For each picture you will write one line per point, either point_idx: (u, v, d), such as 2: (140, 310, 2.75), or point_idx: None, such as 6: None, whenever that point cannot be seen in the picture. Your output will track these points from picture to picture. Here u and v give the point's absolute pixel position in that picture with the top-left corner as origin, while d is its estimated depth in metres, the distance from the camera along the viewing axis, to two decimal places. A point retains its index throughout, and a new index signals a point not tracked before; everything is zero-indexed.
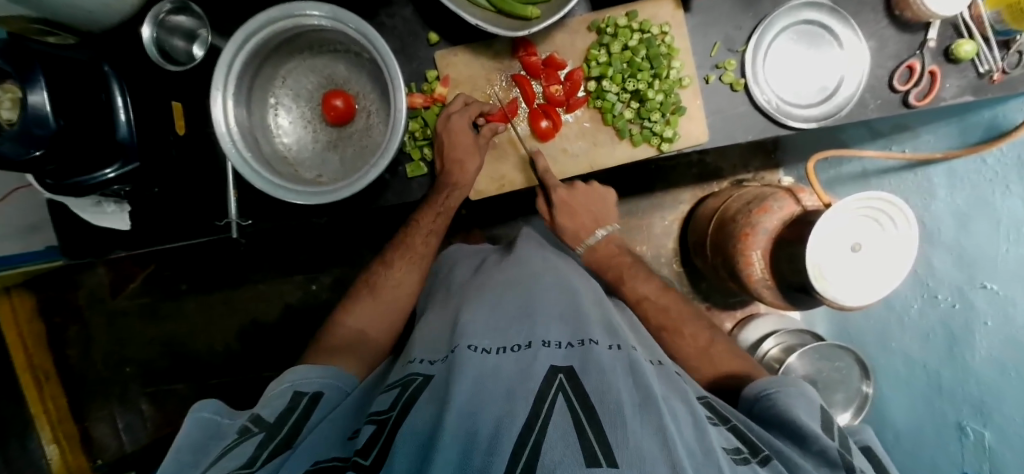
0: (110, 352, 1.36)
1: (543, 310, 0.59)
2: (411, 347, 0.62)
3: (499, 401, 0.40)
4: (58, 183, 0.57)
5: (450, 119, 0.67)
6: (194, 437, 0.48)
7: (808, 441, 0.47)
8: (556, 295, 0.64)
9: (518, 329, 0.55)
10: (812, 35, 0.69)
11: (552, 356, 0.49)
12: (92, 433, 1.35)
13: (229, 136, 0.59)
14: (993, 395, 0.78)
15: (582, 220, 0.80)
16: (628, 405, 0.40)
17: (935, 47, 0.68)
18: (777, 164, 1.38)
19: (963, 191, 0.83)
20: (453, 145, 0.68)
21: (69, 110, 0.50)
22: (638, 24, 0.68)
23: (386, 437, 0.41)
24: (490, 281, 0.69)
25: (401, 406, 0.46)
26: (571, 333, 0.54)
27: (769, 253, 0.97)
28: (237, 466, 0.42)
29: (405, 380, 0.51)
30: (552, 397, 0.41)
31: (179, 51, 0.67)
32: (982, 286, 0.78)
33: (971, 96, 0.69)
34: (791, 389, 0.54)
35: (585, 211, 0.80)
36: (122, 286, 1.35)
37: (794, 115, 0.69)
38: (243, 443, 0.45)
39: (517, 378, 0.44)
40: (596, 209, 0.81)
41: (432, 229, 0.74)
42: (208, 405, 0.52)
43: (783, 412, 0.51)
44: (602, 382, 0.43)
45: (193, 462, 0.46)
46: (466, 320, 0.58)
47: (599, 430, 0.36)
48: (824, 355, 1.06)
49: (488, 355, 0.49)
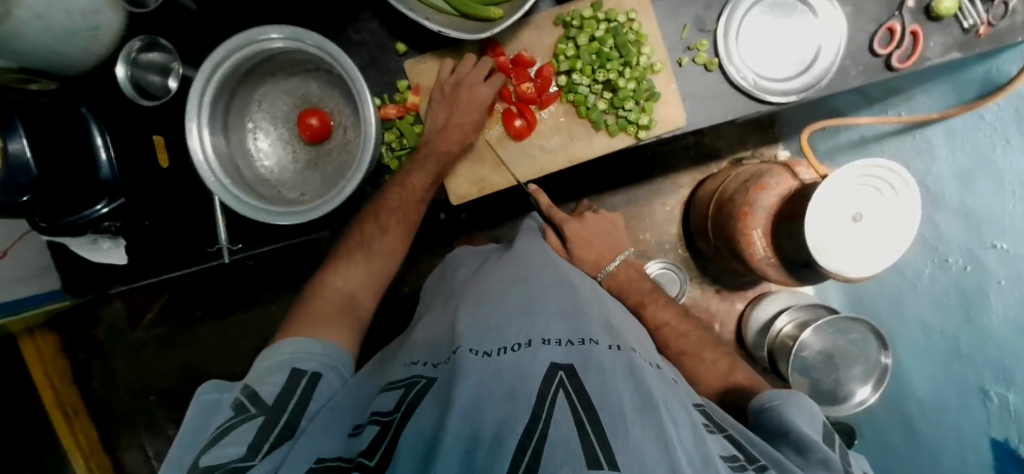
0: (133, 382, 1.40)
1: (542, 307, 0.59)
2: (410, 347, 0.63)
3: (499, 404, 0.40)
4: (52, 225, 0.59)
5: (470, 75, 0.68)
6: (198, 420, 0.51)
7: (810, 450, 0.45)
8: (556, 292, 0.63)
9: (517, 328, 0.54)
10: (784, 7, 0.68)
11: (552, 353, 0.48)
12: (124, 462, 1.39)
13: (208, 165, 0.60)
14: (1013, 357, 0.75)
15: (597, 249, 0.85)
16: (630, 407, 0.40)
17: (915, 6, 0.66)
18: (776, 139, 1.35)
19: (963, 150, 0.80)
20: (467, 103, 0.68)
21: (50, 156, 0.52)
22: (604, 13, 0.67)
23: (391, 437, 0.42)
24: (486, 281, 0.68)
25: (405, 407, 0.45)
26: (571, 331, 0.54)
27: (770, 231, 0.95)
28: (238, 456, 0.43)
29: (409, 381, 0.51)
30: (553, 394, 0.41)
31: (156, 86, 0.69)
32: (992, 247, 0.76)
33: (958, 53, 0.66)
34: (793, 403, 0.53)
35: (598, 240, 0.86)
36: (138, 318, 1.39)
37: (774, 90, 0.68)
38: (243, 427, 0.46)
39: (517, 380, 0.44)
40: (608, 238, 0.87)
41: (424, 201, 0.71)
42: (212, 386, 0.55)
43: (783, 422, 0.50)
44: (603, 384, 0.43)
45: (195, 441, 0.48)
46: (461, 322, 0.58)
47: (599, 430, 0.36)
48: (837, 328, 1.04)
49: (489, 358, 0.48)
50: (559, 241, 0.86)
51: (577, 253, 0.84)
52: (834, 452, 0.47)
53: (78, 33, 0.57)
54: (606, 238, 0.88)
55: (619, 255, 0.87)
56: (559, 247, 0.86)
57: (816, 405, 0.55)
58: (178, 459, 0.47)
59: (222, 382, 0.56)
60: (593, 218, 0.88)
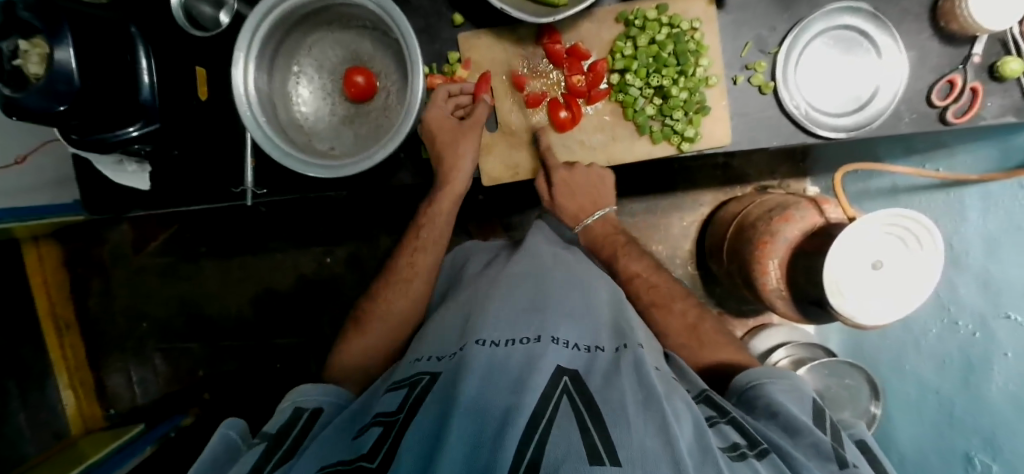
0: (129, 307, 1.40)
1: (558, 307, 0.58)
2: (422, 341, 0.62)
3: (503, 395, 0.40)
4: (83, 139, 0.59)
5: (427, 112, 0.67)
6: (217, 453, 0.49)
7: (801, 433, 0.45)
8: (569, 291, 0.62)
9: (526, 323, 0.54)
10: (850, 41, 0.66)
11: (559, 354, 0.48)
12: (106, 383, 1.40)
13: (247, 100, 0.60)
14: (1005, 429, 0.76)
15: (579, 202, 0.74)
16: (632, 405, 0.40)
17: (980, 63, 0.65)
18: (805, 173, 1.34)
19: (996, 216, 0.79)
20: (435, 135, 0.66)
21: (96, 70, 0.51)
22: (668, 18, 0.66)
23: (393, 438, 0.42)
24: (501, 275, 0.68)
25: (408, 409, 0.45)
26: (582, 335, 0.54)
27: (786, 263, 0.94)
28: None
29: (412, 380, 0.51)
30: (558, 397, 0.41)
31: (206, 17, 0.67)
32: (1005, 317, 0.75)
33: (1013, 117, 0.65)
34: (783, 381, 0.53)
35: (584, 192, 0.73)
36: (144, 244, 1.39)
37: (823, 124, 0.67)
38: (248, 457, 0.46)
39: (524, 371, 0.44)
40: (597, 190, 0.74)
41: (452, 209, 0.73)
42: (233, 424, 0.53)
43: (772, 403, 0.49)
44: (608, 385, 0.43)
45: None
46: (477, 314, 0.57)
47: (602, 428, 0.36)
48: (833, 370, 1.04)
49: (498, 348, 0.48)
50: (545, 185, 0.73)
51: (559, 202, 0.73)
52: (824, 432, 0.47)
53: None
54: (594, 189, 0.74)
55: (601, 209, 0.76)
56: (543, 191, 0.74)
57: (808, 385, 0.55)
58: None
59: (239, 421, 0.55)
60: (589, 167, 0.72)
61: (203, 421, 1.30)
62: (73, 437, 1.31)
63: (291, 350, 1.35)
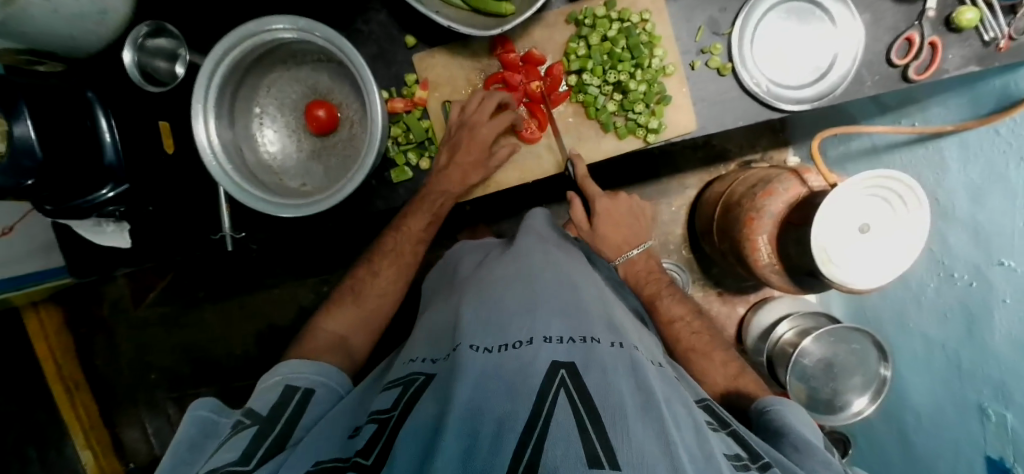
0: (135, 360, 1.42)
1: (547, 302, 0.56)
2: (413, 343, 0.62)
3: (500, 402, 0.38)
4: (58, 208, 0.59)
5: (478, 127, 0.67)
6: (194, 437, 0.49)
7: (811, 452, 0.47)
8: (558, 289, 0.60)
9: (516, 327, 0.51)
10: (802, 12, 0.66)
11: (553, 351, 0.46)
12: (122, 438, 1.41)
13: (212, 152, 0.60)
14: (1015, 378, 0.75)
15: (623, 233, 0.80)
16: (632, 406, 0.39)
17: (936, 17, 0.64)
18: (786, 143, 1.33)
19: (975, 165, 0.79)
20: (465, 150, 0.68)
21: (57, 141, 0.52)
22: (617, 13, 0.66)
23: (388, 435, 0.42)
24: (489, 277, 0.65)
25: (403, 405, 0.45)
26: (571, 328, 0.51)
27: (775, 237, 0.95)
28: (233, 460, 0.43)
29: (408, 379, 0.50)
30: (554, 392, 0.39)
31: (163, 72, 0.67)
32: (999, 264, 0.75)
33: (976, 66, 0.64)
34: (793, 409, 0.55)
35: (625, 223, 0.81)
36: (142, 296, 1.40)
37: (786, 97, 0.67)
38: (238, 437, 0.47)
39: (517, 375, 0.42)
40: (634, 229, 0.81)
41: (420, 237, 0.75)
42: (205, 403, 0.53)
43: (784, 425, 0.52)
44: (606, 383, 0.41)
45: (192, 460, 0.46)
46: (461, 318, 0.56)
47: (601, 429, 0.35)
48: (840, 337, 1.03)
49: (491, 355, 0.46)
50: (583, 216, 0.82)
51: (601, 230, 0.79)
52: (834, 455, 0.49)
53: (88, 16, 0.56)
54: (630, 225, 0.81)
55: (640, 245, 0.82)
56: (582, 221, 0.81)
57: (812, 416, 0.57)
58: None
59: (215, 400, 0.54)
60: (626, 199, 0.82)
61: None
62: None
63: None
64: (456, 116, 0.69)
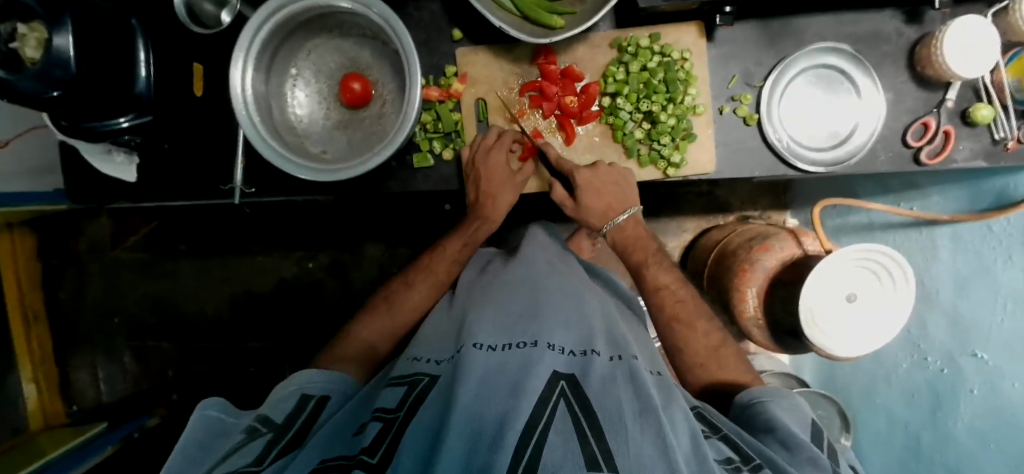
0: (102, 302, 1.37)
1: (553, 312, 0.57)
2: (416, 342, 0.62)
3: (500, 400, 0.39)
4: (72, 126, 0.58)
5: (489, 154, 0.70)
6: (201, 437, 0.47)
7: (799, 449, 0.47)
8: (564, 299, 0.60)
9: (522, 329, 0.53)
10: (831, 80, 0.69)
11: (555, 360, 0.47)
12: (71, 379, 1.35)
13: (244, 100, 0.60)
14: (974, 464, 0.79)
15: (607, 201, 0.72)
16: (629, 412, 0.39)
17: (953, 108, 0.67)
18: (786, 206, 1.37)
19: (965, 255, 0.82)
20: (488, 180, 0.71)
21: (93, 57, 0.51)
22: (660, 47, 0.68)
23: (393, 434, 0.41)
24: (496, 283, 0.66)
25: (408, 407, 0.45)
26: (576, 341, 0.52)
27: (764, 292, 0.97)
28: (246, 463, 0.41)
29: (412, 378, 0.50)
30: (554, 402, 0.39)
31: (208, 16, 0.66)
32: (973, 354, 0.79)
33: (983, 161, 0.67)
34: (781, 401, 0.55)
35: (609, 190, 0.72)
36: (122, 239, 1.36)
37: (804, 157, 0.69)
38: (251, 442, 0.45)
39: (519, 376, 0.43)
40: (621, 190, 0.72)
41: (456, 258, 0.79)
42: (213, 403, 0.52)
43: (772, 419, 0.52)
44: (604, 391, 0.42)
45: (202, 461, 0.45)
46: (470, 321, 0.56)
47: (599, 436, 0.35)
48: (808, 401, 1.03)
49: (494, 353, 0.48)
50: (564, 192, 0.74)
51: (584, 204, 0.71)
52: (821, 452, 0.49)
53: None
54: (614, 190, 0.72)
55: (630, 209, 0.74)
56: (565, 198, 0.74)
57: (800, 402, 0.57)
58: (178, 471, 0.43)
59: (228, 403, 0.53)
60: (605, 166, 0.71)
61: (171, 421, 1.24)
62: (32, 432, 1.24)
63: (266, 354, 1.33)
64: (471, 144, 0.72)
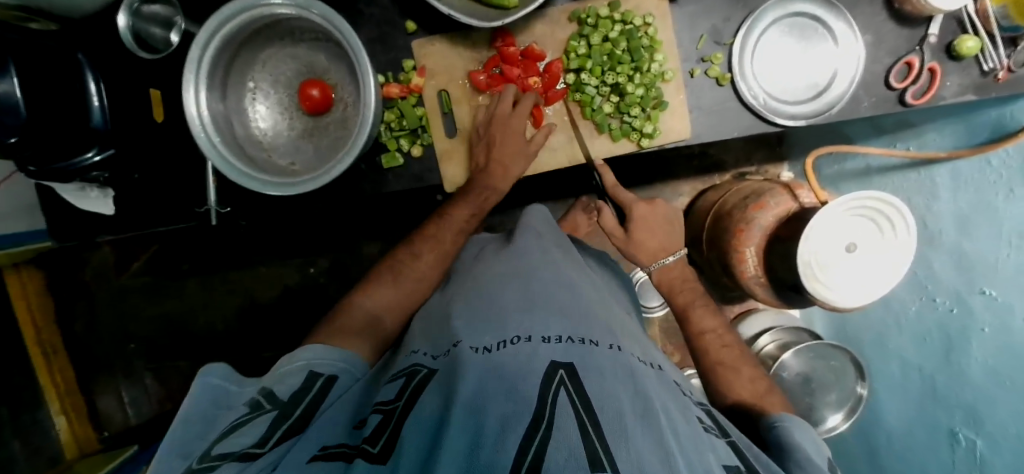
0: (116, 328, 1.41)
1: (547, 302, 0.56)
2: (409, 338, 0.62)
3: (502, 397, 0.37)
4: (40, 169, 0.58)
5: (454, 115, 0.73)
6: (201, 409, 0.48)
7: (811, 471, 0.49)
8: (555, 288, 0.60)
9: (515, 324, 0.51)
10: (805, 28, 0.66)
11: (551, 351, 0.45)
12: (97, 405, 1.40)
13: (200, 122, 0.59)
14: (987, 401, 0.77)
15: (659, 239, 0.84)
16: (630, 413, 0.38)
17: (937, 43, 0.64)
18: (782, 158, 1.34)
19: (965, 193, 0.80)
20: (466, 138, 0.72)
21: (46, 99, 0.51)
22: (620, 14, 0.66)
23: (394, 425, 0.40)
24: (488, 273, 0.65)
25: (407, 396, 0.44)
26: (570, 329, 0.50)
27: (763, 249, 0.95)
28: (250, 443, 0.41)
29: (409, 371, 0.50)
30: (555, 390, 0.38)
31: (157, 39, 0.67)
32: (980, 293, 0.77)
33: (973, 95, 0.64)
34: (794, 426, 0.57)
35: (661, 231, 0.84)
36: (126, 265, 1.38)
37: (782, 112, 0.67)
38: (257, 419, 0.45)
39: (518, 373, 0.41)
40: (671, 233, 0.85)
41: (462, 227, 0.74)
42: (215, 370, 0.53)
43: (789, 445, 0.54)
44: (603, 386, 0.40)
45: (203, 433, 0.45)
46: (460, 315, 0.56)
47: (602, 433, 0.33)
48: (819, 353, 1.04)
49: (491, 355, 0.45)
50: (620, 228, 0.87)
51: (636, 235, 0.84)
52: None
53: None
54: (669, 231, 0.85)
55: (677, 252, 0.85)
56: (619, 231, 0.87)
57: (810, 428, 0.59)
58: (181, 445, 0.43)
59: (229, 367, 0.55)
60: (663, 206, 0.86)
61: None
62: (68, 461, 1.29)
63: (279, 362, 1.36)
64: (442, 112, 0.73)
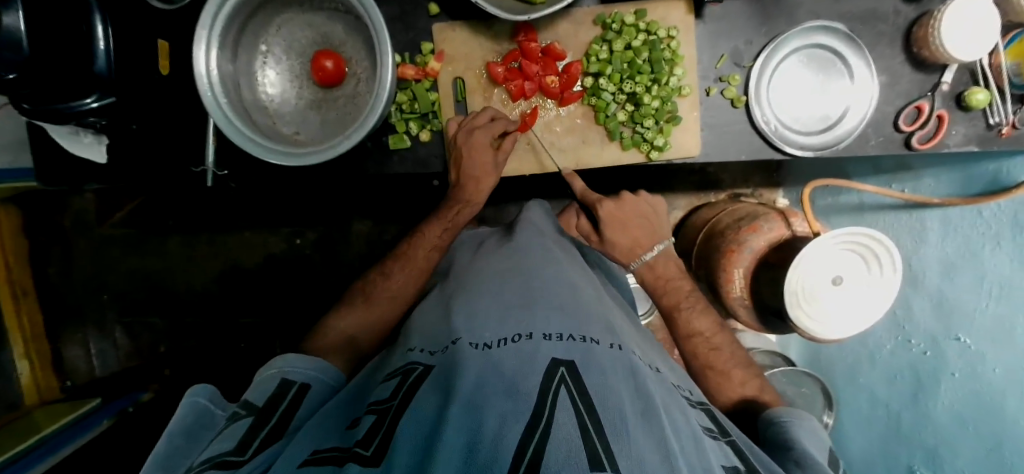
0: (91, 277, 1.37)
1: (546, 300, 0.56)
2: (410, 332, 0.61)
3: (502, 396, 0.37)
4: (36, 109, 0.56)
5: (472, 134, 0.67)
6: (187, 422, 0.47)
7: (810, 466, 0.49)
8: (557, 286, 0.60)
9: (516, 320, 0.51)
10: (824, 61, 0.66)
11: (552, 348, 0.45)
12: (62, 354, 1.36)
13: (208, 79, 0.58)
14: (949, 447, 0.82)
15: (634, 234, 0.78)
16: (631, 412, 0.38)
17: (948, 91, 0.65)
18: (778, 184, 1.36)
19: (954, 241, 0.81)
20: (471, 159, 0.68)
21: None
22: (646, 24, 0.66)
23: (387, 428, 0.39)
24: (487, 269, 0.66)
25: (403, 395, 0.44)
26: (571, 327, 0.50)
27: (751, 273, 0.96)
28: (228, 450, 0.41)
29: (406, 369, 0.50)
30: (555, 389, 0.38)
31: None
32: (955, 339, 0.80)
33: (975, 146, 0.65)
34: (800, 423, 0.58)
35: (635, 223, 0.79)
36: (108, 214, 1.34)
37: (793, 141, 0.67)
38: (234, 426, 0.44)
39: (517, 372, 0.41)
40: (647, 223, 0.79)
41: (437, 243, 0.78)
42: (203, 391, 0.51)
43: (791, 440, 0.55)
44: (604, 386, 0.40)
45: (184, 449, 0.44)
46: (460, 310, 0.56)
47: (602, 432, 0.34)
48: (792, 379, 1.05)
49: (490, 351, 0.45)
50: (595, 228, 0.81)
51: (611, 238, 0.78)
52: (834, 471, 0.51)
53: None
54: (641, 223, 0.80)
55: (657, 244, 0.80)
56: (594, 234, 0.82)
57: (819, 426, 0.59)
58: (164, 458, 0.43)
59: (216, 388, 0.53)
60: (632, 199, 0.80)
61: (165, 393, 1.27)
62: (27, 407, 1.26)
63: (256, 330, 1.34)
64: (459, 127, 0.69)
